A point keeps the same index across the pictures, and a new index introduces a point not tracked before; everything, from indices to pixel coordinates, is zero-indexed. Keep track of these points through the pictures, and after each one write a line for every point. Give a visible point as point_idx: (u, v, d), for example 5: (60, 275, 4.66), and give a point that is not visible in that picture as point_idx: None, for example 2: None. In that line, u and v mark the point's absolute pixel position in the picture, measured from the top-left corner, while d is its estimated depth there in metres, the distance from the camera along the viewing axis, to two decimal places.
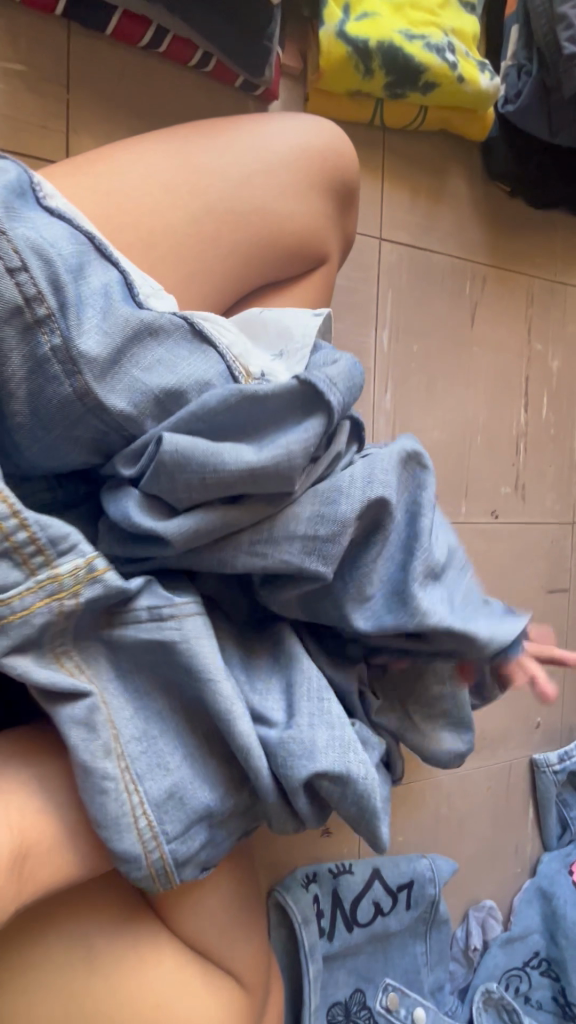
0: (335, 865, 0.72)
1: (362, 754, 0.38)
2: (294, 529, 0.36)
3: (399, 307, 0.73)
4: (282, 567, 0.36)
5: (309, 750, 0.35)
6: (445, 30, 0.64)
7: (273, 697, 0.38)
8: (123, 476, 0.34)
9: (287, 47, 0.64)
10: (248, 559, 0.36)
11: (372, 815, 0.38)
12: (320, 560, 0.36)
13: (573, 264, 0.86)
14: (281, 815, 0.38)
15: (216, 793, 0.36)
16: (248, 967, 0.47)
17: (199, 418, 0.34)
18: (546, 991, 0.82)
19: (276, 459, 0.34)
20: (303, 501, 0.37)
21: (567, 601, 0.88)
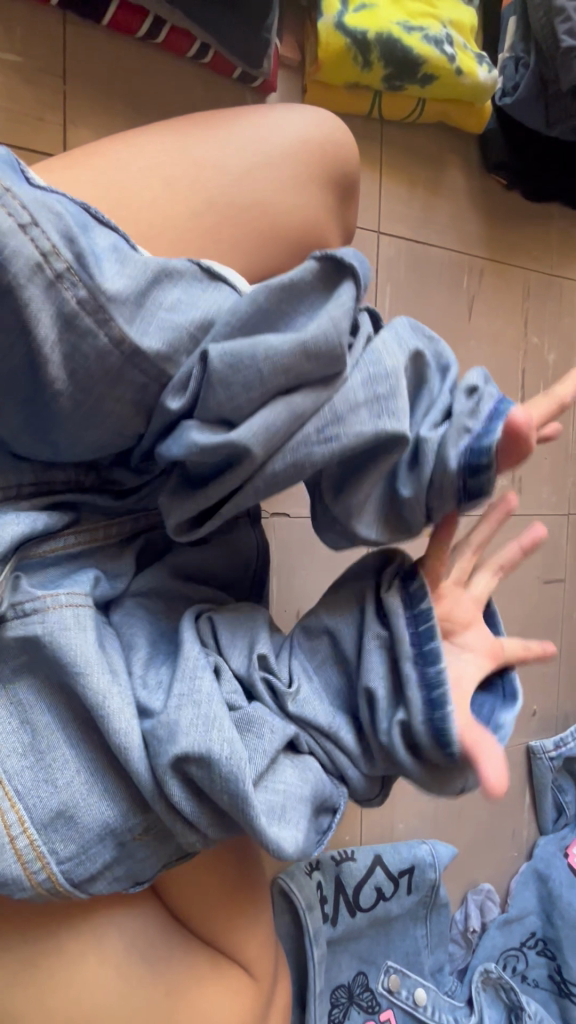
0: (338, 852, 0.74)
1: (234, 733, 0.36)
2: (357, 397, 0.37)
3: (397, 301, 0.74)
4: (358, 442, 0.37)
5: (170, 730, 0.35)
6: (444, 22, 0.63)
7: (161, 689, 0.38)
8: (176, 407, 0.36)
9: (285, 37, 0.64)
10: (323, 445, 0.37)
11: (249, 802, 0.35)
12: (389, 416, 0.37)
13: (569, 256, 0.86)
14: (176, 822, 0.37)
15: (108, 808, 0.36)
16: (256, 954, 0.48)
17: (243, 318, 0.36)
18: (543, 969, 0.85)
19: (322, 330, 0.36)
20: (352, 378, 0.38)
21: (562, 590, 0.90)
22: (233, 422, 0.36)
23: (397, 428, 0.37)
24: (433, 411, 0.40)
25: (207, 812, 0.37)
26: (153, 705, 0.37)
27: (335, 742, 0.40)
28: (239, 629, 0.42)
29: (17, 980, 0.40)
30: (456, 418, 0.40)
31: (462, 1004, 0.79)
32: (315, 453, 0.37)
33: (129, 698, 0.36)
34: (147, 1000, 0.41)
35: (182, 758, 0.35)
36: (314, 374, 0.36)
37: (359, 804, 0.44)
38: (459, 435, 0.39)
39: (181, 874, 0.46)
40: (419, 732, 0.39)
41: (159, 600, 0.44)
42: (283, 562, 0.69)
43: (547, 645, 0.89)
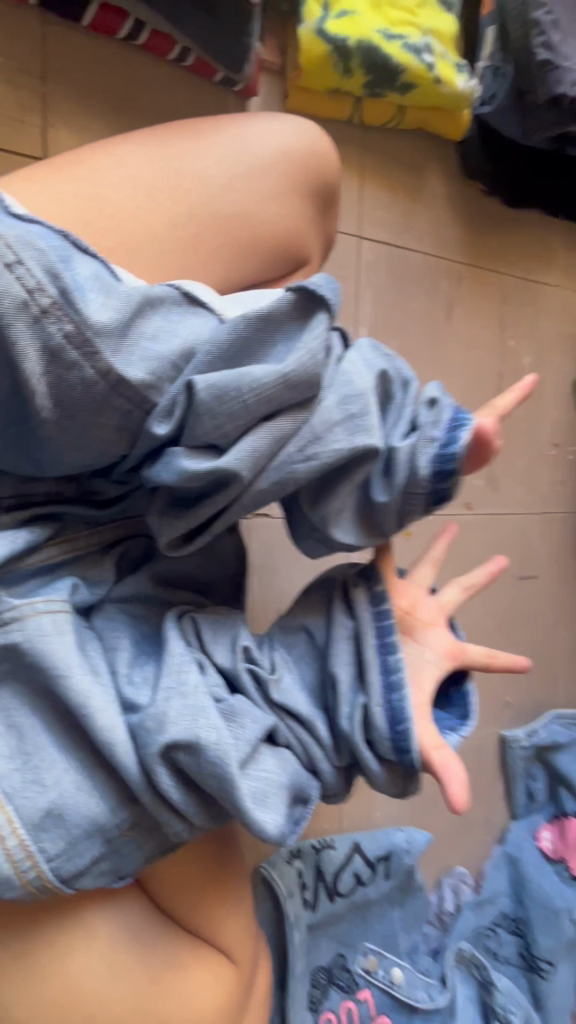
0: (317, 841, 0.76)
1: (219, 719, 0.38)
2: (333, 417, 0.39)
3: (377, 305, 0.75)
4: (336, 457, 0.39)
5: (159, 722, 0.37)
6: (423, 30, 0.64)
7: (147, 684, 0.39)
8: (162, 432, 0.37)
9: (266, 41, 0.64)
10: (304, 467, 0.39)
11: (233, 787, 0.37)
12: (362, 433, 0.39)
13: (545, 261, 0.88)
14: (162, 811, 0.39)
15: (97, 806, 0.37)
16: (239, 940, 0.50)
17: (224, 349, 0.37)
18: (513, 946, 0.89)
19: (301, 361, 0.37)
20: (328, 403, 0.39)
21: (535, 586, 0.93)
22: (219, 450, 0.38)
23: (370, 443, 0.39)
24: (401, 421, 0.42)
25: (194, 798, 0.39)
26: (139, 702, 0.38)
27: (311, 733, 0.42)
28: (220, 627, 0.43)
29: (7, 969, 0.41)
30: (423, 425, 0.41)
31: (436, 982, 0.83)
32: (298, 472, 0.39)
33: (113, 697, 0.38)
34: (133, 982, 0.43)
35: (172, 746, 0.37)
36: (292, 404, 0.38)
37: (326, 798, 0.46)
38: (426, 443, 0.40)
39: (165, 868, 0.48)
40: (378, 717, 0.41)
41: (140, 605, 0.45)
42: (264, 562, 0.71)
43: (520, 639, 0.92)
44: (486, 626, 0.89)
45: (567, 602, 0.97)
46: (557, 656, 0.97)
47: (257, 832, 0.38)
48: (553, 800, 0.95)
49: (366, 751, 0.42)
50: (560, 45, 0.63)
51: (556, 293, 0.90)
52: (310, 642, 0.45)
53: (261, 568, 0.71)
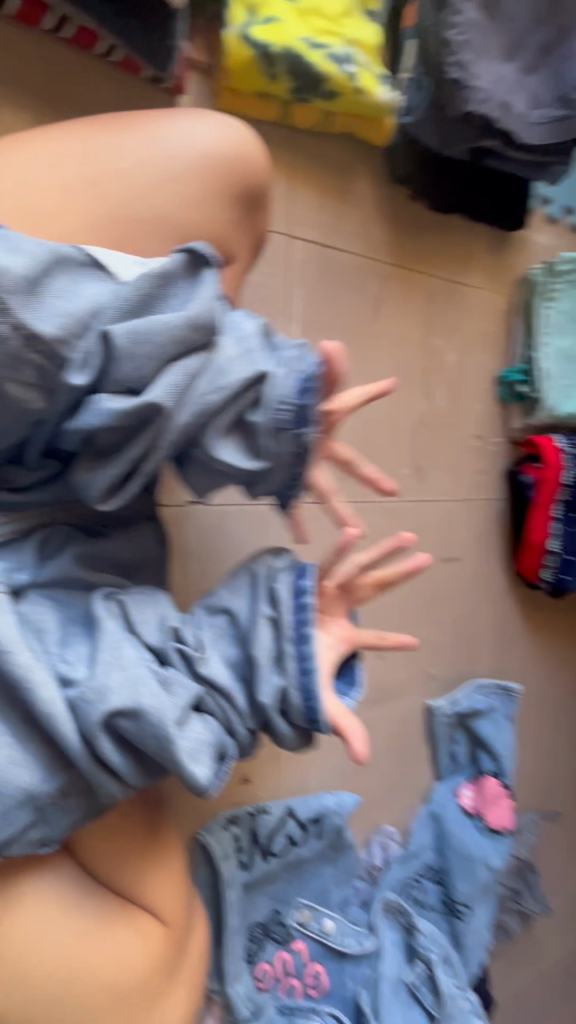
0: (253, 806, 0.82)
1: (158, 690, 0.43)
2: (227, 354, 0.49)
3: (308, 302, 0.79)
4: (236, 381, 0.48)
5: (101, 694, 0.42)
6: (346, 40, 0.68)
7: (82, 658, 0.44)
8: (87, 379, 0.45)
9: (195, 42, 0.66)
10: (212, 395, 0.47)
11: (170, 745, 0.42)
12: (251, 362, 0.49)
13: (469, 264, 0.94)
14: (100, 771, 0.43)
15: (33, 777, 0.41)
16: (171, 904, 0.54)
17: (132, 304, 0.46)
18: (436, 894, 0.98)
19: (197, 309, 0.47)
20: (220, 345, 0.49)
21: (458, 567, 1.01)
22: (137, 389, 0.46)
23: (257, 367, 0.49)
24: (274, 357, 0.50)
25: (130, 760, 0.44)
26: (76, 676, 0.43)
27: (231, 704, 0.47)
28: (145, 603, 0.48)
29: None
30: (287, 360, 0.50)
31: (364, 929, 0.90)
32: (208, 399, 0.47)
33: (49, 672, 0.42)
34: (67, 944, 0.47)
35: (113, 715, 0.42)
36: (192, 345, 0.47)
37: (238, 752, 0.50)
38: (288, 370, 0.49)
39: (98, 835, 0.52)
40: (294, 697, 0.47)
41: (65, 589, 0.48)
42: (199, 549, 0.74)
43: (444, 615, 1.01)
44: (411, 605, 0.96)
45: (488, 582, 1.05)
46: (478, 632, 1.06)
47: (190, 785, 0.43)
48: (473, 762, 1.04)
49: (281, 719, 0.47)
50: (469, 66, 0.69)
51: (478, 294, 0.96)
52: (232, 625, 0.49)
53: (197, 555, 0.75)
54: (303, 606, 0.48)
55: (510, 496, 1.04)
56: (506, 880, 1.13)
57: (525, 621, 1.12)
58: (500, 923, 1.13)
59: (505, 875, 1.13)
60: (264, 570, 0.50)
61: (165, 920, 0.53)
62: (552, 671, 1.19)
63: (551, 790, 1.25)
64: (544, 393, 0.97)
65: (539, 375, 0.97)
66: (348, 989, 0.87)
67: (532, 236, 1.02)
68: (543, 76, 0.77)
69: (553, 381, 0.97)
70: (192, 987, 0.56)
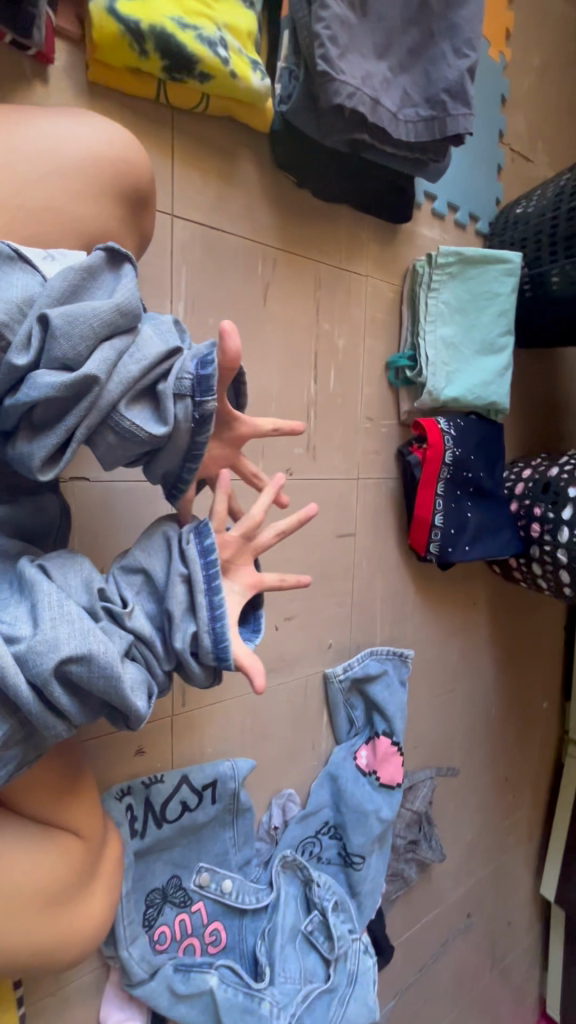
0: (148, 776, 0.84)
1: (104, 634, 0.45)
2: (146, 335, 0.50)
3: (193, 281, 0.80)
4: (157, 354, 0.49)
5: (52, 643, 0.42)
6: (218, 25, 0.69)
7: (24, 619, 0.44)
8: (24, 356, 0.46)
9: (62, 10, 0.65)
10: (139, 369, 0.48)
11: (118, 683, 0.45)
12: (167, 343, 0.51)
13: (357, 253, 0.99)
14: (50, 722, 0.44)
15: None
16: (86, 821, 0.62)
17: (64, 289, 0.48)
18: (334, 848, 1.05)
19: (125, 294, 0.49)
20: (145, 331, 0.51)
21: (353, 542, 1.07)
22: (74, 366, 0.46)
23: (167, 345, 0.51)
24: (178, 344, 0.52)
25: (79, 704, 0.45)
26: (26, 628, 0.43)
27: (151, 649, 0.49)
28: (72, 570, 0.49)
29: None
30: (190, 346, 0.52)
31: (263, 886, 0.95)
32: (136, 375, 0.48)
33: None
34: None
35: (64, 661, 0.42)
36: (121, 327, 0.49)
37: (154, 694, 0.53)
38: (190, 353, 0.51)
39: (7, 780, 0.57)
40: (204, 640, 0.49)
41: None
42: (83, 524, 0.74)
43: (341, 588, 1.06)
44: (307, 578, 1.01)
45: (382, 556, 1.12)
46: (374, 603, 1.13)
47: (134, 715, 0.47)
48: (369, 723, 1.11)
49: (192, 659, 0.50)
50: (337, 60, 0.72)
51: (368, 282, 1.01)
52: (150, 577, 0.51)
53: (83, 530, 0.75)
54: (212, 560, 0.51)
55: (401, 475, 1.12)
56: (402, 831, 1.22)
57: (418, 591, 1.21)
58: (398, 873, 1.22)
59: (401, 826, 1.22)
60: (179, 532, 0.54)
61: (86, 839, 0.61)
62: (444, 638, 1.29)
63: (446, 748, 1.36)
64: (427, 376, 1.03)
65: (422, 360, 1.03)
66: (248, 944, 0.91)
67: (419, 229, 1.08)
68: (414, 76, 0.82)
69: (436, 367, 1.04)
70: (109, 896, 0.63)
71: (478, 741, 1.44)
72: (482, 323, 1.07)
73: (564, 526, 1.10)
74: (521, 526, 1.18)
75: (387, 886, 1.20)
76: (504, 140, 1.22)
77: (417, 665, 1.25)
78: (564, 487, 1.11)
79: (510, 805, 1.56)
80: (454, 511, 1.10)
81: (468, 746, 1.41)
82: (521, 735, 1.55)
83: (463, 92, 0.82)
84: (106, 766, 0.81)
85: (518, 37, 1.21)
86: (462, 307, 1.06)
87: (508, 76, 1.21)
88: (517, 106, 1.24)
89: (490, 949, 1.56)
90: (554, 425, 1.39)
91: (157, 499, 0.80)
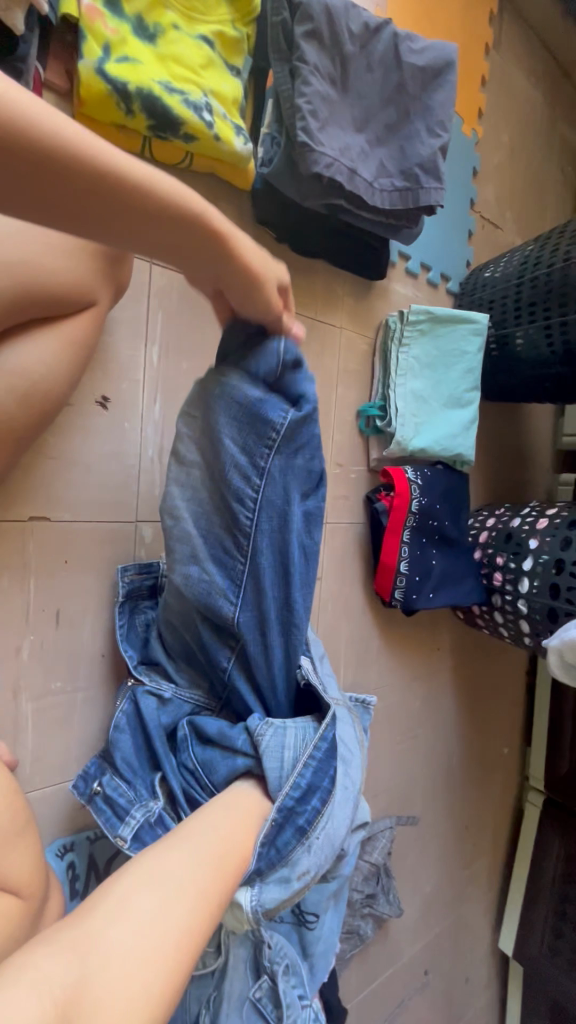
0: (94, 831, 0.78)
1: (326, 828, 0.61)
2: (309, 870, 0.59)
3: (167, 325, 0.82)
4: (302, 880, 0.59)
5: (301, 807, 0.61)
6: (205, 90, 0.72)
7: (278, 762, 0.63)
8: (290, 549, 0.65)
9: (53, 67, 0.68)
10: (305, 857, 0.59)
11: (318, 841, 0.60)
12: (315, 863, 0.60)
13: (334, 306, 1.03)
14: (272, 876, 0.58)
15: (268, 842, 0.58)
16: (27, 878, 0.56)
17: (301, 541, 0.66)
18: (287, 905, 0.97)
19: (322, 767, 0.64)
20: (305, 853, 0.60)
21: (318, 586, 1.08)
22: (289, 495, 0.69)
23: (313, 869, 0.59)
24: (326, 829, 0.61)
25: (286, 867, 0.59)
26: (283, 776, 0.63)
27: (323, 836, 0.61)
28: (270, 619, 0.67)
29: None
30: (322, 829, 0.61)
31: (212, 949, 0.89)
32: (308, 783, 0.62)
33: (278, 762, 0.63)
34: None
35: (289, 848, 0.59)
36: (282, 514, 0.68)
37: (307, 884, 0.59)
38: (328, 840, 0.61)
39: None
40: (322, 826, 0.61)
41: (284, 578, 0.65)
42: (41, 564, 0.73)
43: None
44: None
45: (347, 602, 1.14)
46: (338, 646, 1.13)
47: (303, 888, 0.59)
48: None
49: (320, 831, 0.61)
50: (317, 132, 0.77)
51: (342, 334, 1.04)
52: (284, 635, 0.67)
53: (40, 566, 0.73)
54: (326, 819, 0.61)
55: (369, 520, 1.13)
56: (359, 884, 1.18)
57: (382, 637, 1.22)
58: (353, 930, 1.18)
59: (358, 880, 1.18)
60: (323, 829, 0.61)
61: (26, 896, 0.56)
62: (407, 683, 1.29)
63: (407, 796, 1.34)
64: (396, 427, 1.06)
65: (392, 411, 1.06)
66: None
67: (393, 286, 1.13)
68: (390, 149, 0.86)
69: (405, 418, 1.07)
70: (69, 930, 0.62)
71: (438, 789, 1.42)
72: (450, 379, 1.10)
73: (524, 577, 1.12)
74: (484, 574, 1.20)
75: (341, 944, 1.16)
76: (475, 209, 1.30)
77: (380, 712, 1.24)
78: (526, 538, 1.15)
79: (470, 854, 1.54)
80: (419, 558, 1.11)
81: (429, 794, 1.40)
82: (481, 784, 1.54)
83: (435, 168, 0.87)
84: (53, 819, 0.76)
85: (490, 117, 1.31)
86: (431, 361, 1.09)
87: (480, 151, 1.29)
88: (488, 178, 1.32)
89: (446, 1009, 1.51)
90: (517, 476, 1.44)
91: (121, 533, 0.79)
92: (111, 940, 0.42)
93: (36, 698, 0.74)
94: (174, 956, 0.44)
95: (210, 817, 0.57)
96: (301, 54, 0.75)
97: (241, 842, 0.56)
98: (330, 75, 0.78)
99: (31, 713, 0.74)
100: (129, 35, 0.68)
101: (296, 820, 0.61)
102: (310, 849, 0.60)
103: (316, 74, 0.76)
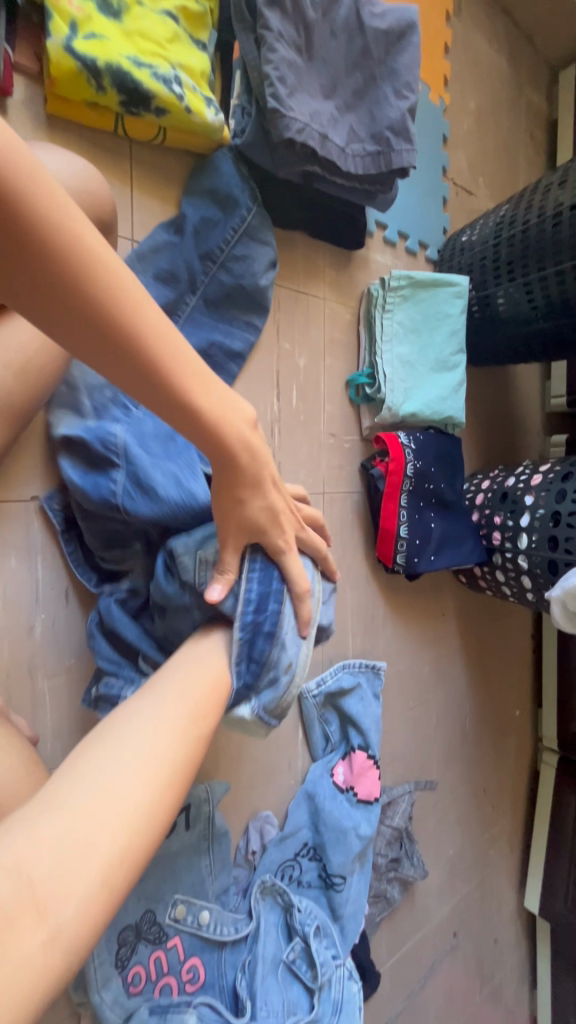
0: None
1: (288, 631, 0.58)
2: (284, 667, 0.58)
3: (156, 292, 0.79)
4: (281, 679, 0.59)
5: (258, 628, 0.57)
6: (172, 64, 0.73)
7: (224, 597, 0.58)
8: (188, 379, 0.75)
9: (21, 47, 0.68)
10: (277, 661, 0.58)
11: (284, 645, 0.58)
12: (289, 661, 0.59)
13: (316, 278, 1.04)
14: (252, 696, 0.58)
15: (235, 676, 0.56)
16: None
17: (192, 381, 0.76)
18: (314, 870, 1.00)
19: (270, 573, 0.58)
20: (275, 660, 0.58)
21: None
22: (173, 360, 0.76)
23: (288, 667, 0.59)
24: (288, 629, 0.58)
25: (258, 676, 0.58)
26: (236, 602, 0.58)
27: (287, 640, 0.58)
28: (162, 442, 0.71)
29: None
30: (284, 634, 0.58)
31: (242, 915, 0.88)
32: (259, 598, 0.57)
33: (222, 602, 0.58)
34: None
35: (258, 668, 0.57)
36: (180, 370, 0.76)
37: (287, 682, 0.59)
38: (294, 640, 0.59)
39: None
40: (284, 632, 0.58)
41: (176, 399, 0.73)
42: (48, 543, 0.74)
43: None
44: None
45: (351, 570, 1.15)
46: (345, 615, 1.15)
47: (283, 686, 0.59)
48: (344, 738, 1.10)
49: (283, 635, 0.58)
50: (286, 98, 0.77)
51: (326, 305, 1.06)
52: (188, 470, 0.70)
53: (45, 543, 0.74)
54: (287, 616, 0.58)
55: (366, 488, 1.15)
56: (383, 849, 1.20)
57: (388, 604, 1.23)
58: (381, 894, 1.20)
59: (382, 844, 1.20)
60: (286, 628, 0.58)
61: None
62: (416, 649, 1.31)
63: (423, 761, 1.35)
64: (385, 393, 1.07)
65: (380, 378, 1.07)
66: (228, 979, 0.83)
67: (373, 256, 1.14)
68: (359, 115, 0.88)
69: (394, 384, 1.08)
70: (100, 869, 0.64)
71: (454, 753, 1.44)
72: (436, 343, 1.11)
73: (522, 533, 1.14)
74: (483, 535, 1.22)
75: (370, 907, 1.18)
76: (448, 176, 1.31)
77: (390, 678, 1.25)
78: (521, 496, 1.16)
79: (490, 816, 1.56)
80: (418, 522, 1.12)
81: (445, 758, 1.41)
82: (496, 746, 1.56)
83: (405, 129, 0.88)
84: None
85: (456, 84, 1.32)
86: (415, 327, 1.10)
87: (448, 118, 1.30)
88: (458, 145, 1.33)
89: (478, 970, 1.53)
90: (509, 439, 1.45)
91: None
92: (58, 816, 0.39)
93: (52, 676, 0.75)
94: (141, 801, 0.43)
95: (171, 670, 0.54)
96: (265, 23, 0.76)
97: (207, 677, 0.54)
98: (296, 43, 0.79)
99: (48, 691, 0.75)
100: (93, 12, 0.68)
101: (256, 642, 0.57)
102: (279, 655, 0.58)
103: (281, 42, 0.77)
